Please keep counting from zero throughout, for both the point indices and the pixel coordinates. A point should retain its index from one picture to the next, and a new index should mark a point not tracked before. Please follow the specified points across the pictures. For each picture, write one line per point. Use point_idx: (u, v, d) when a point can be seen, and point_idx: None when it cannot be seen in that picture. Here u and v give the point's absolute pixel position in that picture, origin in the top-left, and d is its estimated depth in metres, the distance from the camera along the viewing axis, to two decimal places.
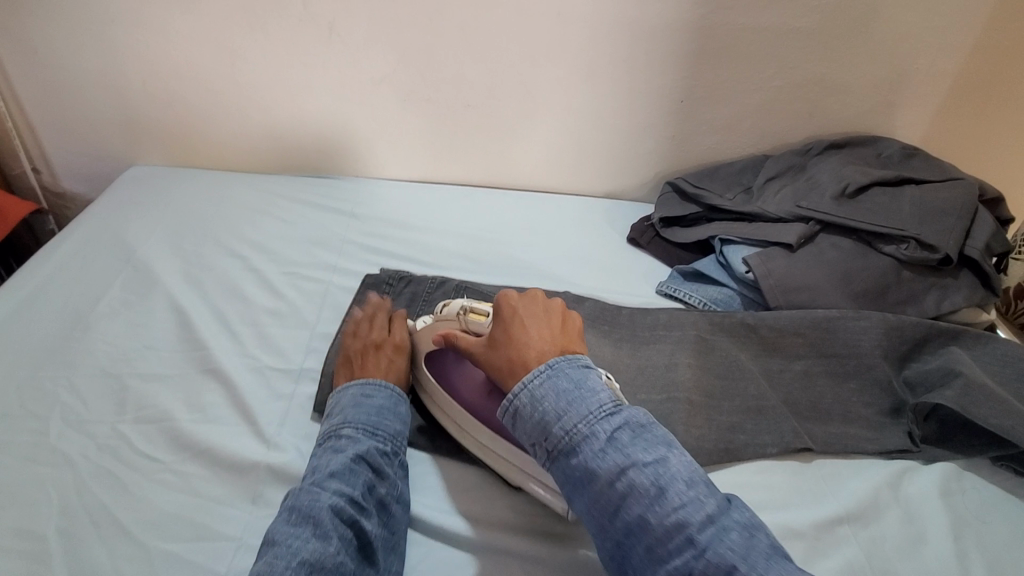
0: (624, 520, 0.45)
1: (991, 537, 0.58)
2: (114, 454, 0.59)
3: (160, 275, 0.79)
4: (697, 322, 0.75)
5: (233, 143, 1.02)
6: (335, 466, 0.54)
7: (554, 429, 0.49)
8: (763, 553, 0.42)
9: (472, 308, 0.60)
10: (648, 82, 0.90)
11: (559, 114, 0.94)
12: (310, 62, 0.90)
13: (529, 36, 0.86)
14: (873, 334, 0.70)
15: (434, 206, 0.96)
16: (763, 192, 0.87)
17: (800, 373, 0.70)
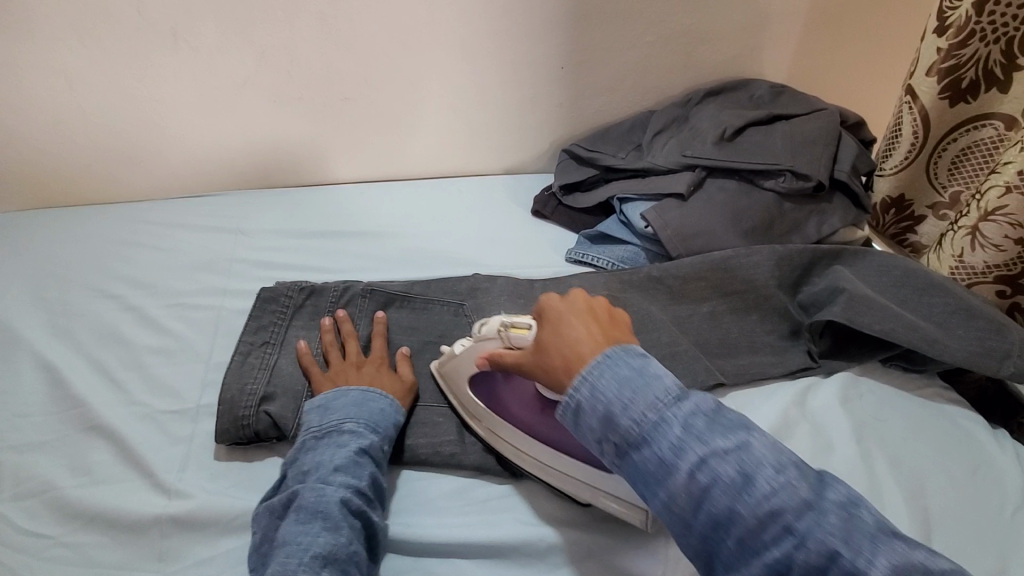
0: (709, 513, 0.40)
1: (888, 434, 0.63)
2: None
3: (21, 330, 0.71)
4: (607, 283, 0.76)
5: (86, 170, 0.91)
6: (339, 461, 0.54)
7: (622, 419, 0.43)
8: (864, 532, 0.37)
9: (512, 323, 0.57)
10: (525, 52, 0.88)
11: (442, 96, 0.91)
12: (155, 71, 0.82)
13: (391, 16, 0.82)
14: (766, 266, 0.74)
15: (328, 207, 0.92)
16: (652, 146, 0.90)
17: (707, 314, 0.74)
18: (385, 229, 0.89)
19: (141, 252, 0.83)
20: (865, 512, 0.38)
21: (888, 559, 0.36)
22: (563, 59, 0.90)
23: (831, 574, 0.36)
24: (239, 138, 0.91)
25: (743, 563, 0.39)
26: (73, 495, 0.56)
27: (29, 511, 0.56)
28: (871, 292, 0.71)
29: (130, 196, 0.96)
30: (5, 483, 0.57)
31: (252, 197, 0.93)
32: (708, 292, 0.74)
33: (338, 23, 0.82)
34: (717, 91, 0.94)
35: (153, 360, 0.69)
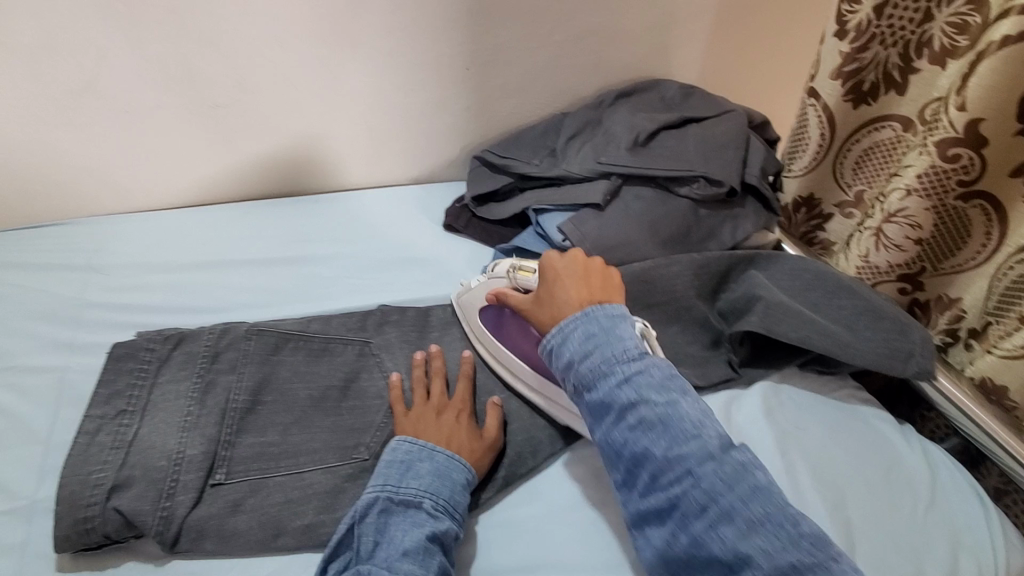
0: (632, 451, 0.48)
1: (979, 544, 0.61)
2: (7, 550, 0.47)
3: (4, 342, 0.63)
4: (690, 344, 0.75)
5: (81, 149, 0.78)
6: (408, 543, 0.46)
7: (580, 365, 0.51)
8: (752, 486, 0.44)
9: (522, 266, 0.65)
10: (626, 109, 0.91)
11: (540, 140, 0.93)
12: (199, 53, 0.74)
13: (473, 51, 0.85)
14: (867, 355, 0.69)
15: (404, 226, 0.87)
16: (747, 205, 0.84)
17: (789, 393, 0.72)
18: (409, 240, 0.85)
19: (157, 249, 0.75)
20: (758, 474, 0.45)
21: (791, 538, 0.41)
22: (616, 97, 0.94)
23: (708, 512, 0.44)
24: (272, 150, 0.86)
25: (650, 495, 0.47)
26: (66, 523, 0.46)
27: (49, 521, 0.49)
28: (913, 376, 0.70)
29: (141, 203, 0.86)
30: (14, 486, 0.51)
31: (272, 204, 0.86)
32: (756, 358, 0.74)
33: (426, 54, 0.83)
34: (773, 143, 0.94)
35: (126, 382, 0.56)
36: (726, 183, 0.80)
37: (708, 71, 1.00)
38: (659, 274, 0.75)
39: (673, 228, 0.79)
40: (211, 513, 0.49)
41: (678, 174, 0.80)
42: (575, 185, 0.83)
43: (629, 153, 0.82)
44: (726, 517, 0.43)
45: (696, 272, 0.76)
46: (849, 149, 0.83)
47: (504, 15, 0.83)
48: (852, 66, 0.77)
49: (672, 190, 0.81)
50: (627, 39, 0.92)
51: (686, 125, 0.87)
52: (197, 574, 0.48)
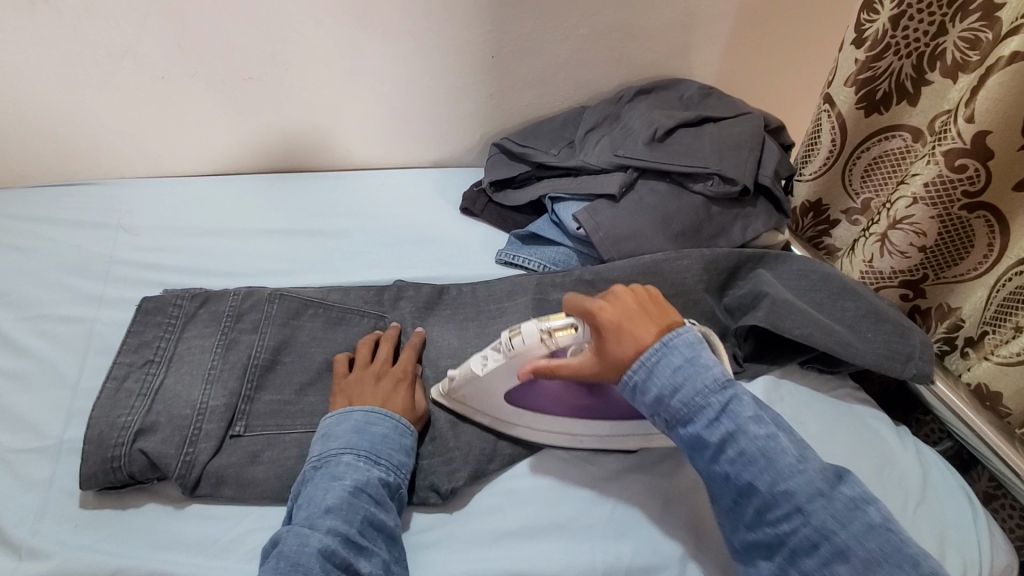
0: (734, 484, 0.49)
1: (967, 541, 0.63)
2: (35, 484, 0.49)
3: (34, 291, 0.65)
4: (696, 335, 0.77)
5: (114, 112, 0.80)
6: (331, 500, 0.48)
7: (672, 400, 0.50)
8: (866, 525, 0.46)
9: (552, 328, 0.56)
10: (645, 104, 0.93)
11: (559, 130, 0.95)
12: (235, 24, 0.76)
13: (498, 39, 0.87)
14: (868, 355, 0.71)
15: (423, 207, 0.89)
16: (759, 205, 0.85)
17: (791, 389, 0.73)
18: (426, 221, 0.87)
19: (184, 214, 0.78)
20: (873, 508, 0.46)
21: (905, 575, 0.44)
22: (636, 93, 0.96)
23: (821, 549, 0.45)
24: (298, 126, 0.88)
25: (756, 526, 0.48)
26: (93, 462, 0.48)
27: (76, 459, 0.51)
28: (911, 378, 0.71)
29: (168, 170, 0.88)
30: (43, 425, 0.53)
31: (296, 178, 0.88)
32: (760, 354, 0.76)
33: (453, 40, 0.85)
34: (788, 147, 0.95)
35: (155, 333, 0.59)
36: (740, 181, 0.81)
37: (728, 73, 1.02)
38: (670, 266, 0.77)
39: (685, 224, 0.81)
40: (231, 461, 0.51)
41: (693, 170, 0.82)
42: (591, 176, 0.85)
43: (646, 147, 0.84)
44: (842, 556, 0.45)
45: (706, 267, 0.78)
46: (859, 156, 0.85)
47: (531, 6, 0.85)
48: (867, 74, 0.78)
49: (686, 186, 0.83)
50: (649, 37, 0.93)
51: (702, 124, 0.88)
52: (215, 518, 0.50)
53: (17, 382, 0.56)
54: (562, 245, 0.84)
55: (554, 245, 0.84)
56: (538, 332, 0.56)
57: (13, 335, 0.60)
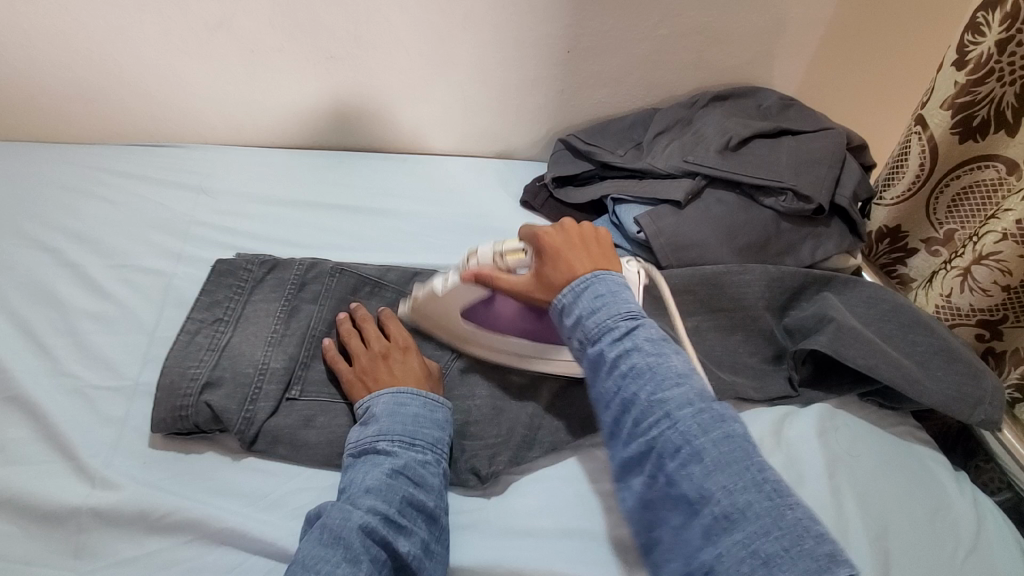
0: (621, 397, 0.49)
1: None
2: (111, 421, 0.52)
3: (123, 243, 0.69)
4: (751, 354, 0.74)
5: (205, 79, 0.84)
6: (370, 481, 0.48)
7: (584, 319, 0.53)
8: (726, 437, 0.44)
9: (506, 249, 0.61)
10: (718, 110, 0.90)
11: (627, 129, 0.93)
12: (327, 5, 0.78)
13: (577, 35, 0.86)
14: (937, 394, 0.67)
15: (484, 196, 0.90)
16: (833, 226, 0.82)
17: (847, 420, 0.70)
18: (485, 210, 0.88)
19: (260, 183, 0.81)
20: (736, 427, 0.45)
21: (755, 483, 0.42)
22: (711, 99, 0.93)
23: (681, 453, 0.44)
24: (374, 106, 0.91)
25: (632, 441, 0.48)
26: (163, 408, 0.51)
27: (149, 402, 0.54)
28: (979, 424, 0.67)
29: (247, 138, 0.92)
30: (122, 368, 0.56)
31: (366, 158, 0.90)
32: (816, 380, 0.74)
33: (531, 32, 0.85)
34: (868, 168, 0.90)
35: (226, 294, 0.62)
36: (814, 199, 0.78)
37: (810, 86, 0.98)
38: (731, 279, 0.75)
39: (751, 237, 0.79)
40: (287, 422, 0.54)
41: (765, 183, 0.79)
42: (657, 179, 0.83)
43: (718, 155, 0.81)
44: (697, 459, 0.44)
45: (769, 283, 0.75)
46: (946, 185, 0.80)
47: (613, 3, 0.84)
48: (965, 99, 0.73)
49: (755, 199, 0.80)
50: (731, 42, 0.91)
51: (780, 136, 0.85)
52: (267, 472, 0.52)
53: (100, 324, 0.60)
54: (621, 247, 0.83)
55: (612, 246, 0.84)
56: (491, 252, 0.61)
57: (99, 281, 0.64)
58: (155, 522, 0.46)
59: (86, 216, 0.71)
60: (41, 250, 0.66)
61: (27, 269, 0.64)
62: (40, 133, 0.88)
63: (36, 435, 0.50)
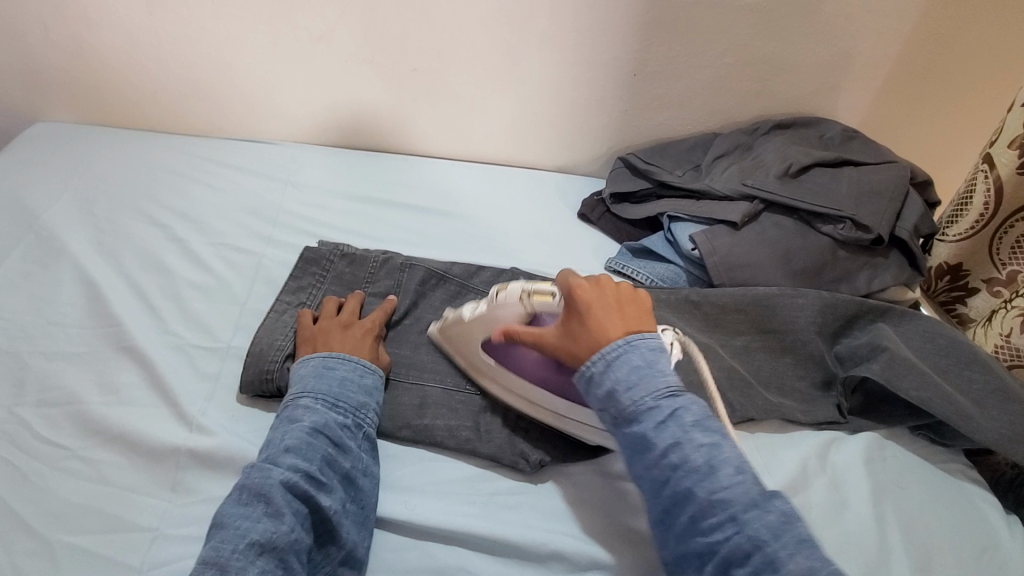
0: (673, 490, 0.48)
1: None
2: (206, 376, 0.58)
3: (221, 224, 0.76)
4: (800, 376, 0.75)
5: (300, 83, 0.92)
6: (291, 441, 0.51)
7: (623, 398, 0.51)
8: (796, 538, 0.45)
9: (535, 291, 0.59)
10: (777, 137, 0.92)
11: (686, 150, 0.96)
12: (415, 22, 0.86)
13: (644, 59, 0.90)
14: (995, 434, 0.66)
15: (543, 206, 0.95)
16: (890, 258, 0.82)
17: (893, 451, 0.70)
18: (543, 220, 0.92)
19: (341, 179, 0.88)
20: (800, 525, 0.45)
21: None
22: (772, 127, 0.95)
23: (752, 560, 0.44)
24: (446, 116, 0.97)
25: (688, 537, 0.47)
26: (252, 371, 0.58)
27: (238, 364, 0.60)
28: None
29: (331, 140, 1.00)
30: (216, 332, 0.63)
31: (435, 163, 0.97)
32: (864, 410, 0.74)
33: (601, 54, 0.90)
34: (932, 203, 0.89)
35: (309, 282, 0.69)
36: (874, 229, 0.79)
37: (874, 119, 0.98)
38: (783, 302, 0.76)
39: (807, 262, 0.79)
40: None
41: (824, 211, 0.80)
42: (714, 201, 0.85)
43: (777, 180, 0.83)
44: (772, 569, 0.43)
45: (822, 309, 0.76)
46: (1012, 225, 0.78)
47: (683, 30, 0.87)
48: None
49: (813, 226, 0.81)
50: (797, 73, 0.92)
51: (841, 165, 0.86)
52: None
53: (200, 292, 0.67)
54: (673, 263, 0.85)
55: (665, 262, 0.86)
56: (521, 292, 0.60)
57: (201, 255, 0.71)
58: (240, 468, 0.51)
59: (190, 198, 0.80)
60: (152, 225, 0.75)
61: (140, 240, 0.72)
62: (152, 125, 0.98)
63: (143, 382, 0.57)
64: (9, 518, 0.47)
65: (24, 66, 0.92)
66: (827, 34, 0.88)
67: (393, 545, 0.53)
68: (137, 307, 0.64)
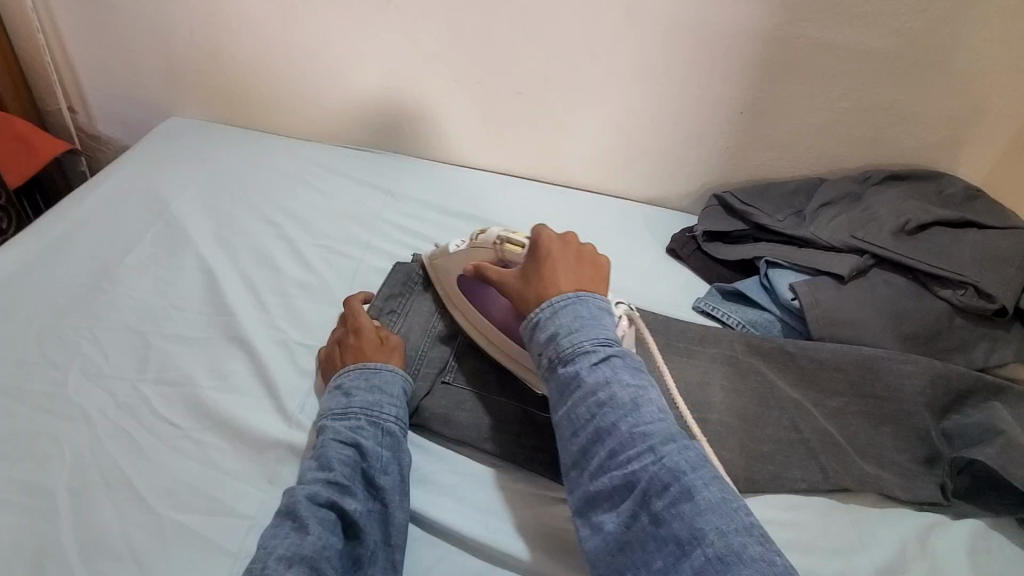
0: (596, 427, 0.49)
1: None
2: (304, 372, 0.61)
3: (326, 227, 0.80)
4: (901, 449, 0.69)
5: (409, 97, 0.96)
6: (312, 458, 0.52)
7: (562, 340, 0.53)
8: (713, 474, 0.45)
9: (508, 239, 0.63)
10: (888, 188, 0.87)
11: (788, 191, 0.92)
12: (525, 47, 0.87)
13: (753, 97, 0.88)
14: None
15: (631, 236, 0.94)
16: (1015, 333, 0.74)
17: (1003, 549, 0.63)
18: (630, 251, 0.91)
19: (438, 193, 0.91)
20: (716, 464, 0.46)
21: (744, 524, 0.42)
22: (886, 177, 0.89)
23: (669, 490, 0.44)
24: (544, 139, 0.97)
25: (604, 474, 0.48)
26: None
27: None
28: None
29: (430, 154, 1.03)
30: (316, 331, 0.65)
31: (528, 186, 0.98)
32: (975, 495, 0.67)
33: (708, 91, 0.88)
34: None
35: (403, 289, 0.72)
36: (1000, 300, 0.72)
37: (1004, 177, 0.90)
38: (889, 366, 0.71)
39: (919, 327, 0.74)
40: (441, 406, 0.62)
41: (944, 274, 0.75)
42: (817, 250, 0.81)
43: (892, 237, 0.78)
44: (687, 496, 0.43)
45: (933, 380, 0.70)
46: None
47: (798, 72, 0.85)
48: None
49: (929, 289, 0.76)
50: (917, 124, 0.87)
51: (964, 226, 0.80)
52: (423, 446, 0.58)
53: (303, 290, 0.70)
54: (767, 310, 0.81)
55: (759, 309, 0.82)
56: (496, 237, 0.64)
57: (306, 255, 0.75)
58: None
59: (300, 199, 0.84)
60: (266, 221, 0.79)
61: (254, 235, 0.77)
62: (269, 126, 1.05)
63: (249, 372, 0.60)
64: (124, 487, 0.50)
65: (168, 65, 1.01)
66: (958, 86, 0.83)
67: (467, 567, 0.52)
68: (248, 299, 0.67)
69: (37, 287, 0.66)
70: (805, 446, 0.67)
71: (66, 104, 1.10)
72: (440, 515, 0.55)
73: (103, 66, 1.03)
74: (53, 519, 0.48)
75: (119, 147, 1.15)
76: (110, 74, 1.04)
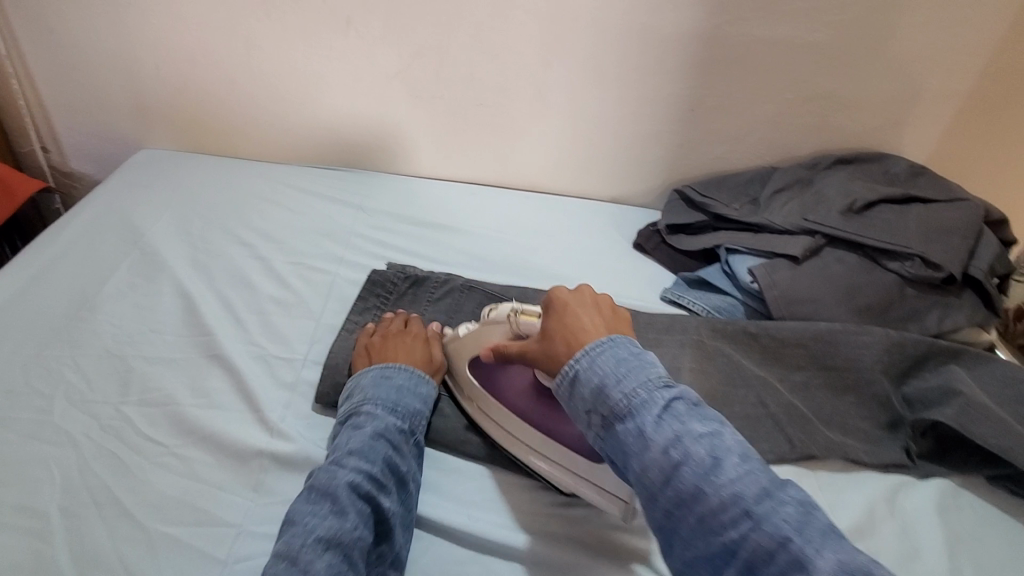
0: (676, 489, 0.44)
1: None
2: (284, 385, 0.63)
3: (300, 245, 0.82)
4: (864, 417, 0.72)
5: (375, 115, 0.99)
6: (355, 444, 0.54)
7: (612, 392, 0.48)
8: (821, 530, 0.40)
9: (523, 309, 0.59)
10: (836, 172, 0.92)
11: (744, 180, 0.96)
12: (482, 60, 0.91)
13: (702, 94, 0.92)
14: None
15: (598, 234, 0.97)
16: (963, 299, 0.78)
17: (966, 503, 0.66)
18: (598, 248, 0.94)
19: (408, 205, 0.94)
20: (820, 513, 0.41)
21: None
22: (833, 162, 0.94)
23: (778, 559, 0.39)
24: (508, 146, 1.01)
25: (699, 540, 0.43)
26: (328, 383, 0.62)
27: (314, 373, 0.64)
28: None
29: (399, 169, 1.06)
30: (295, 345, 0.67)
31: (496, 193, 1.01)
32: (937, 454, 0.70)
33: (659, 90, 0.92)
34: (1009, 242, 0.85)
35: (376, 302, 0.74)
36: (946, 268, 0.76)
37: (944, 153, 0.95)
38: (846, 338, 0.74)
39: (872, 299, 0.78)
40: None
41: (892, 248, 0.79)
42: (773, 234, 0.85)
43: (840, 216, 0.82)
44: (800, 567, 0.38)
45: (889, 348, 0.73)
46: None
47: (741, 67, 0.89)
48: None
49: (879, 262, 0.80)
50: (858, 109, 0.92)
51: (908, 202, 0.84)
52: None
53: (280, 306, 0.72)
54: (730, 294, 0.85)
55: (722, 294, 0.86)
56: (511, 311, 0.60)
57: (281, 272, 0.77)
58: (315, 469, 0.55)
59: (273, 219, 0.86)
60: (241, 244, 0.81)
61: (229, 258, 0.79)
62: (240, 151, 1.07)
63: (230, 388, 0.62)
64: (114, 505, 0.52)
65: (138, 100, 1.03)
66: (893, 70, 0.88)
67: (453, 557, 0.54)
68: (226, 319, 0.69)
69: (19, 320, 0.67)
70: (772, 419, 0.70)
71: (39, 143, 1.12)
72: (423, 510, 0.57)
73: (73, 104, 1.05)
74: (47, 539, 0.49)
75: (93, 182, 1.16)
76: (81, 112, 1.06)
